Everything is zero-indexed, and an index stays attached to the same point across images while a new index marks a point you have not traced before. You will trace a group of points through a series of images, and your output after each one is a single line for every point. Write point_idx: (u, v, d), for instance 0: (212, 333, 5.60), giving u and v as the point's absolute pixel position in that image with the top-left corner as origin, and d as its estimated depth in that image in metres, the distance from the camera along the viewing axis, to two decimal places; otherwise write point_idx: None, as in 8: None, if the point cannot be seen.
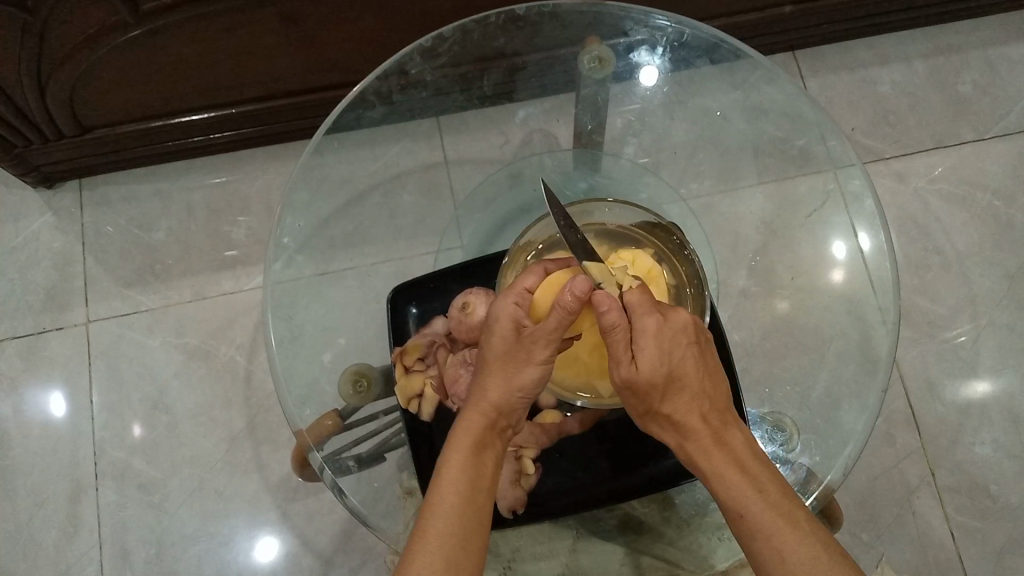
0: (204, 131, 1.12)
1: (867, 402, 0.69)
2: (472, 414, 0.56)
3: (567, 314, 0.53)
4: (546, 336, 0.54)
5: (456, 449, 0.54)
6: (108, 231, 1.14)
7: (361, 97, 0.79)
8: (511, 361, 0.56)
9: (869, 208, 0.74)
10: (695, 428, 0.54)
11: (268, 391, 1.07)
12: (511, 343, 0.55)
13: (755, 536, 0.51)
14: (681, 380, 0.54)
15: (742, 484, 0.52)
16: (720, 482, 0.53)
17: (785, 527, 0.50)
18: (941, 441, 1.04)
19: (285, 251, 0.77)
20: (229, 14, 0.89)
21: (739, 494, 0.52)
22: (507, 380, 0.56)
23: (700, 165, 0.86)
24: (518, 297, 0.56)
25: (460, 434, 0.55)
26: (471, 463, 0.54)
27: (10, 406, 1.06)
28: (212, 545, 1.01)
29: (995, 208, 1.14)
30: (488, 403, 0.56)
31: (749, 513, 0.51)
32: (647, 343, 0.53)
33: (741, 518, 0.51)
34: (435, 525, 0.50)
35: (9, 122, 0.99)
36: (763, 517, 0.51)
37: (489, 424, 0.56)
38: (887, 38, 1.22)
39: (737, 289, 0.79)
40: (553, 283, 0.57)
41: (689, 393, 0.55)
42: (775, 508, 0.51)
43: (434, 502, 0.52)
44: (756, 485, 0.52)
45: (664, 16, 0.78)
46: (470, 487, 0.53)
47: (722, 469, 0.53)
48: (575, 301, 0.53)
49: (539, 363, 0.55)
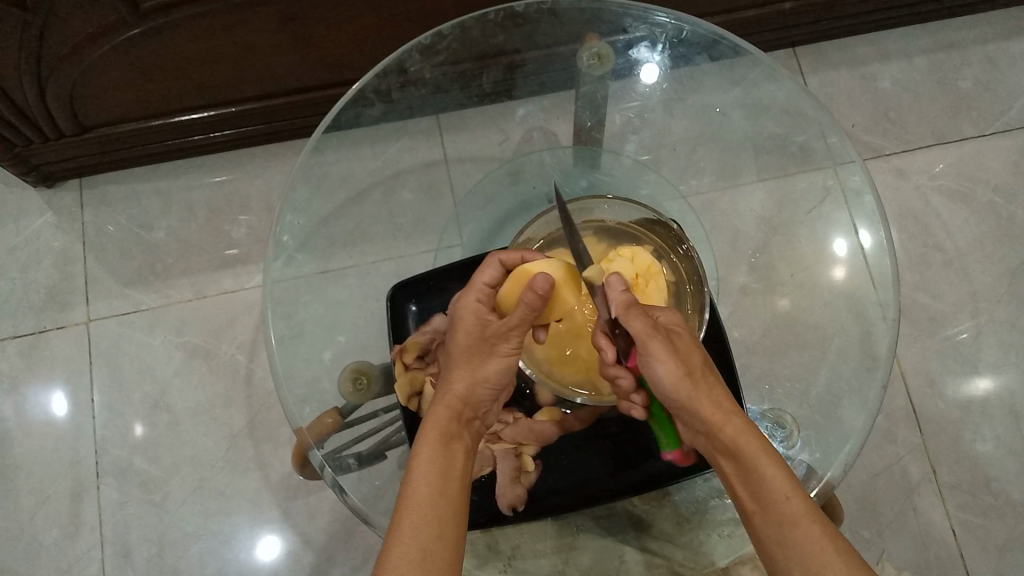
0: (204, 129, 1.12)
1: (868, 398, 0.69)
2: (438, 407, 0.56)
3: (531, 310, 0.55)
4: (508, 330, 0.57)
5: (425, 442, 0.54)
6: (109, 230, 1.14)
7: (361, 94, 0.79)
8: (473, 355, 0.57)
9: (868, 205, 0.75)
10: (730, 411, 0.54)
11: (269, 389, 1.08)
12: (473, 338, 0.58)
13: (799, 520, 0.50)
14: (707, 365, 0.56)
15: (779, 466, 0.52)
16: (761, 456, 0.52)
17: (818, 514, 0.50)
18: (942, 438, 1.04)
19: (285, 249, 0.77)
20: (228, 13, 0.88)
21: (783, 475, 0.52)
22: (471, 374, 0.57)
23: (699, 162, 0.85)
24: (479, 295, 0.59)
25: (428, 427, 0.55)
26: (440, 455, 0.53)
27: (12, 406, 1.07)
28: (214, 544, 1.01)
29: (995, 205, 1.14)
30: (454, 396, 0.56)
31: (791, 486, 0.51)
32: (677, 328, 0.56)
33: (787, 500, 0.50)
34: (410, 516, 0.50)
35: (9, 121, 0.99)
36: (802, 502, 0.51)
37: (456, 417, 0.56)
38: (887, 35, 1.22)
39: (737, 286, 0.78)
40: (519, 276, 0.59)
41: (716, 380, 0.56)
42: (800, 488, 0.52)
43: (406, 495, 0.51)
44: (788, 472, 0.52)
45: (664, 13, 0.78)
46: (443, 479, 0.52)
47: (764, 452, 0.52)
48: (537, 298, 0.55)
49: (502, 356, 0.57)
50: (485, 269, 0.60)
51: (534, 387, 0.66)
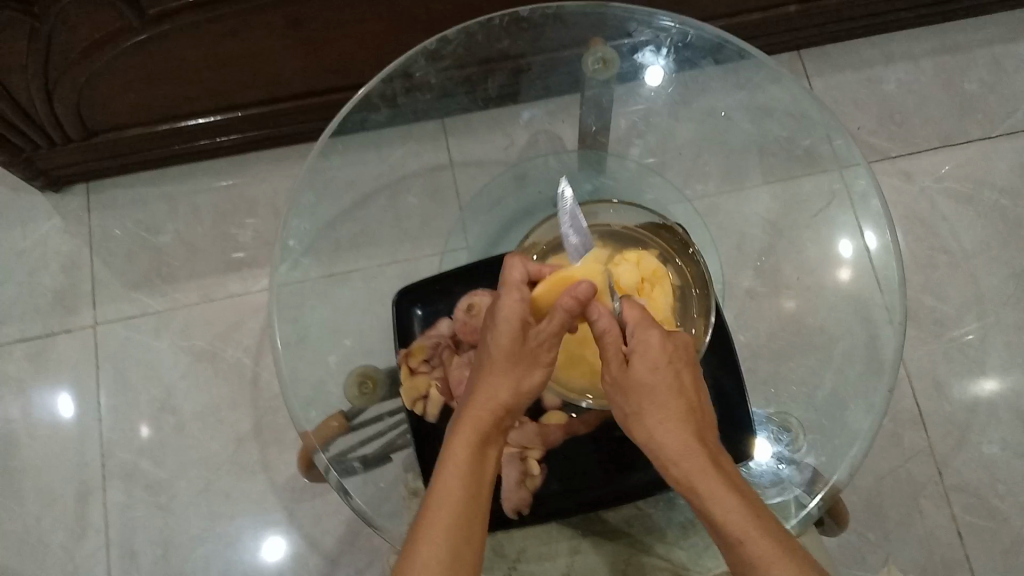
0: (210, 134, 1.12)
1: (874, 402, 0.69)
2: (478, 411, 0.54)
3: (569, 315, 0.54)
4: (549, 338, 0.55)
5: (460, 445, 0.53)
6: (115, 233, 1.15)
7: (367, 99, 0.79)
8: (513, 362, 0.55)
9: (874, 208, 0.74)
10: (690, 449, 0.52)
11: (275, 392, 1.08)
12: (515, 344, 0.55)
13: (754, 563, 0.48)
14: (681, 393, 0.54)
15: (738, 507, 0.49)
16: (715, 502, 0.49)
17: (784, 553, 0.48)
18: (948, 441, 1.03)
19: (291, 254, 0.77)
20: (234, 17, 0.89)
21: (734, 517, 0.49)
22: (515, 383, 0.55)
23: (705, 166, 0.86)
24: (523, 296, 0.56)
25: (464, 431, 0.54)
26: (472, 461, 0.53)
27: (19, 408, 1.07)
28: (219, 546, 1.02)
29: (1002, 207, 1.14)
30: (492, 403, 0.54)
31: (748, 536, 0.48)
32: (648, 352, 0.54)
33: (741, 544, 0.48)
34: (442, 519, 0.50)
35: (17, 126, 1.00)
36: (763, 543, 0.48)
37: (495, 425, 0.55)
38: (892, 37, 1.22)
39: (743, 289, 0.80)
40: (558, 279, 0.57)
41: (685, 411, 0.53)
42: (771, 532, 0.49)
43: (435, 498, 0.51)
44: (751, 510, 0.49)
45: (669, 17, 0.78)
46: (475, 486, 0.52)
47: (718, 492, 0.50)
48: (575, 303, 0.54)
49: (544, 365, 0.56)
50: (514, 268, 0.58)
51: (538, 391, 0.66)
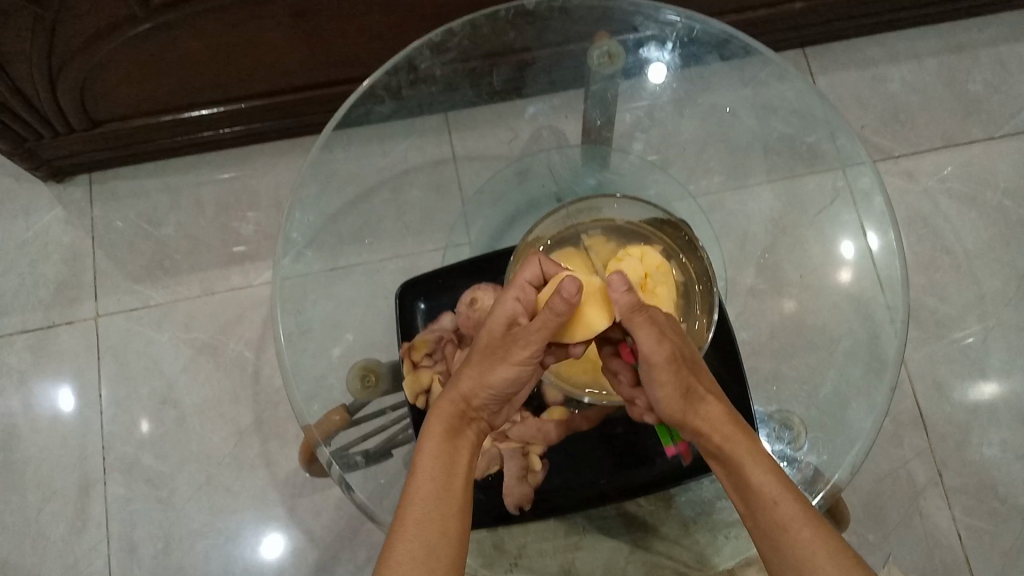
0: (212, 126, 1.12)
1: (876, 401, 0.69)
2: (444, 402, 0.55)
3: (555, 315, 0.52)
4: (531, 337, 0.53)
5: (430, 437, 0.53)
6: (117, 225, 1.15)
7: (371, 91, 0.79)
8: (489, 358, 0.55)
9: (877, 207, 0.74)
10: (718, 412, 0.54)
11: (276, 386, 1.08)
12: (498, 339, 0.55)
13: (785, 525, 0.50)
14: (698, 366, 0.56)
15: (770, 467, 0.52)
16: (750, 466, 0.52)
17: (807, 512, 0.50)
18: (949, 441, 1.03)
19: (294, 246, 0.77)
20: (237, 9, 0.89)
21: (768, 477, 0.52)
22: (482, 377, 0.55)
23: (708, 161, 0.84)
24: (518, 292, 0.56)
25: (433, 423, 0.54)
26: (444, 453, 0.53)
27: (21, 399, 1.07)
28: (220, 540, 1.02)
29: (1005, 207, 1.14)
30: (459, 393, 0.55)
31: (783, 498, 0.51)
32: (671, 327, 0.55)
33: (776, 504, 0.51)
34: (414, 510, 0.50)
35: (19, 115, 1.00)
36: (792, 503, 0.50)
37: (461, 414, 0.55)
38: (898, 36, 1.21)
39: (745, 287, 0.79)
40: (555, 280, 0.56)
41: (709, 381, 0.56)
42: (798, 494, 0.51)
43: (411, 490, 0.51)
44: (778, 470, 0.52)
45: (676, 11, 0.78)
46: (446, 478, 0.52)
47: (749, 454, 0.52)
48: (564, 303, 0.51)
49: (515, 363, 0.54)
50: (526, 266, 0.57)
51: (541, 387, 0.66)
